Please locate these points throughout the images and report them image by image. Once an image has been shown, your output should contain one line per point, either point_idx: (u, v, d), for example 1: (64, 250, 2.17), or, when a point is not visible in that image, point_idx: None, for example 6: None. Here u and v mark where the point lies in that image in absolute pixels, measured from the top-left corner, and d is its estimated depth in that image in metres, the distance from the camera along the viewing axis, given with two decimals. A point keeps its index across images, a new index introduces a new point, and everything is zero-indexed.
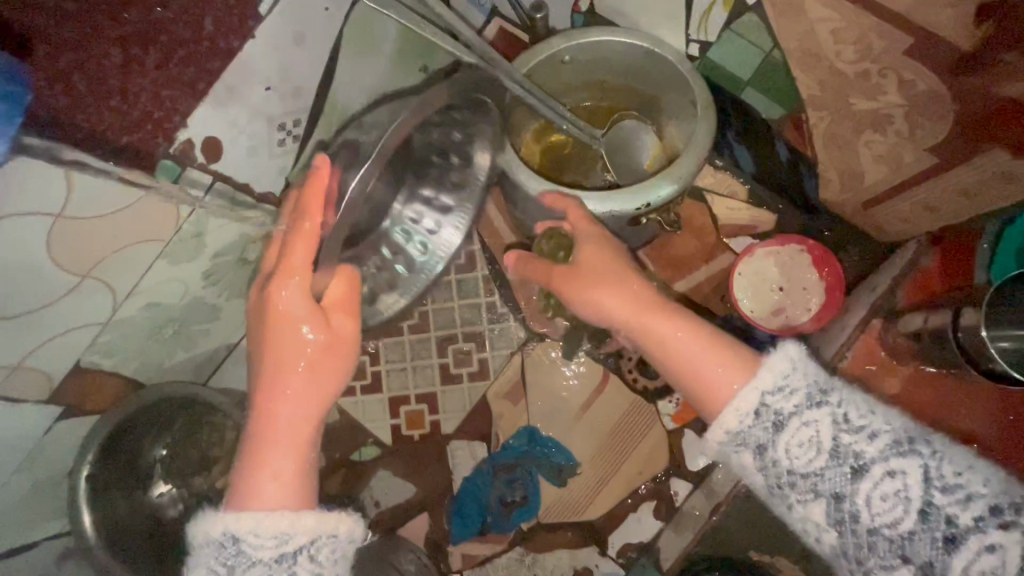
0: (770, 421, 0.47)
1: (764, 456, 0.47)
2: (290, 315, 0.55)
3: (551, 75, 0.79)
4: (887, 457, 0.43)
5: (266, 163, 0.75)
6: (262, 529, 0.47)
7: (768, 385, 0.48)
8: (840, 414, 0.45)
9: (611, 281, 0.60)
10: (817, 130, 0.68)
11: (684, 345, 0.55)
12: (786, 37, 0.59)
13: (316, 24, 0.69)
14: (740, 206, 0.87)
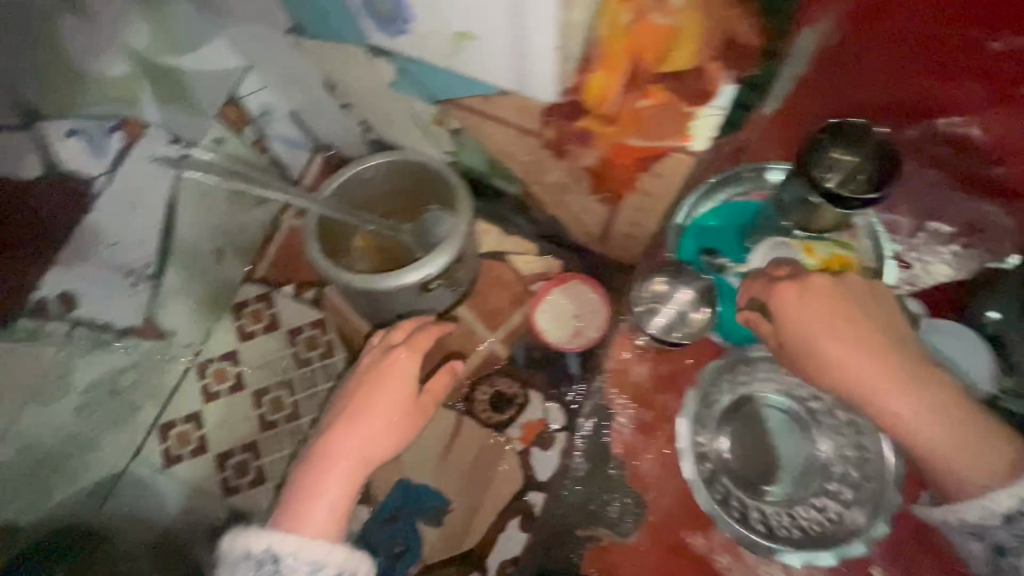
0: (1003, 519, 0.62)
1: (984, 542, 0.64)
2: (393, 390, 0.77)
3: (355, 193, 1.02)
4: (1016, 513, 0.61)
5: (121, 303, 0.90)
6: (298, 552, 0.64)
7: (996, 485, 0.62)
8: (991, 506, 0.62)
9: (847, 347, 0.66)
10: (542, 200, 0.94)
11: (908, 415, 0.64)
12: (486, 144, 0.84)
13: (149, 190, 0.88)
14: (534, 260, 1.12)
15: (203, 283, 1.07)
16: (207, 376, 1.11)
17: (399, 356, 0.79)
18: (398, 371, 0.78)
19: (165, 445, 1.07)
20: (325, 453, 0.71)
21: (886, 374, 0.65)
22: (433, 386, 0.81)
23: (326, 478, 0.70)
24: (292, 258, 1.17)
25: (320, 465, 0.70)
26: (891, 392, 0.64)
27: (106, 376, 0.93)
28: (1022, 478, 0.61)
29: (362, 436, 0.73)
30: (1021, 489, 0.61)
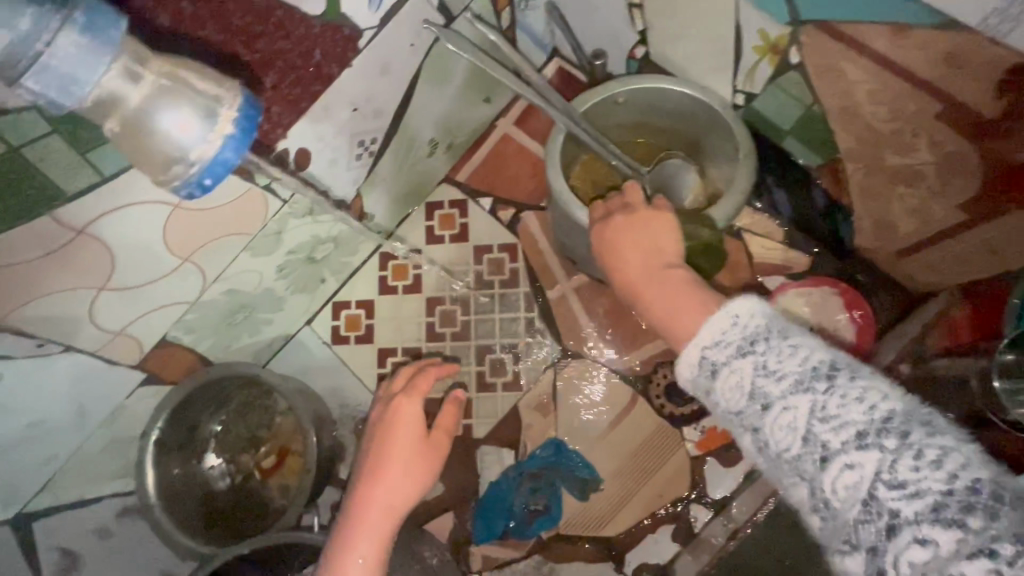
0: (764, 410, 0.44)
1: (764, 441, 0.45)
2: (408, 438, 0.65)
3: (608, 113, 0.85)
4: (849, 449, 0.40)
5: (344, 174, 0.84)
6: None
7: (711, 340, 0.48)
8: (763, 361, 0.45)
9: (641, 241, 0.65)
10: (853, 181, 0.73)
11: (679, 305, 0.56)
12: (827, 94, 0.64)
13: (403, 57, 0.78)
14: (777, 247, 0.92)
15: (411, 172, 0.99)
16: (387, 269, 1.06)
17: (407, 403, 0.67)
18: (405, 419, 0.66)
19: (335, 323, 1.05)
20: (359, 497, 0.61)
21: (695, 298, 0.57)
22: (424, 443, 0.65)
23: (361, 532, 0.59)
24: (497, 169, 1.06)
25: (353, 519, 0.60)
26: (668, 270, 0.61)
27: (309, 243, 0.90)
28: (754, 321, 0.47)
29: (395, 480, 0.62)
30: (776, 372, 0.44)
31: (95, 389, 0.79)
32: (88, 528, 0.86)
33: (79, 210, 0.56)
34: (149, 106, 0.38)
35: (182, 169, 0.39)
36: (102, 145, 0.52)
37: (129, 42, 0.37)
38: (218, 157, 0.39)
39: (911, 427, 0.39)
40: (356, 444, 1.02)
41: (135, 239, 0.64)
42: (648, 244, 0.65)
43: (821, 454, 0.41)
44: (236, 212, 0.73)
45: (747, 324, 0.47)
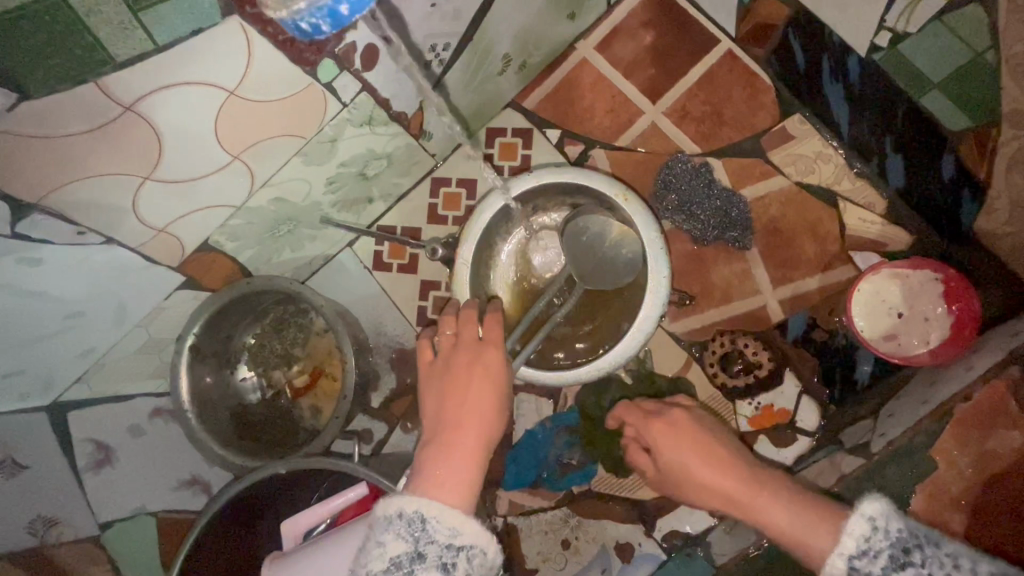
0: None
1: None
2: (498, 379, 0.64)
3: (496, 232, 0.87)
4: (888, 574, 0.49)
5: (410, 83, 0.75)
6: (442, 516, 0.53)
7: (850, 548, 0.52)
8: (926, 575, 0.48)
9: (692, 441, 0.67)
10: (1006, 148, 0.68)
11: (784, 522, 0.57)
12: (1013, 35, 0.61)
13: None
14: (876, 221, 0.83)
15: (479, 92, 0.89)
16: (438, 197, 0.99)
17: (490, 351, 0.66)
18: (491, 360, 0.65)
19: (379, 247, 1.00)
20: (451, 427, 0.61)
21: (788, 507, 0.58)
22: (501, 380, 0.65)
23: (452, 456, 0.58)
24: (571, 98, 0.95)
25: (441, 442, 0.60)
26: (766, 486, 0.60)
27: (363, 157, 0.83)
28: (892, 526, 0.51)
29: (479, 413, 0.62)
30: (877, 548, 0.50)
31: (133, 287, 0.75)
32: (122, 423, 0.86)
33: (125, 83, 0.49)
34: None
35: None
36: (157, 3, 0.44)
37: None
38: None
39: (922, 541, 0.50)
40: (390, 374, 0.99)
41: (184, 125, 0.57)
42: (712, 451, 0.65)
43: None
44: (289, 112, 0.65)
45: (889, 529, 0.51)
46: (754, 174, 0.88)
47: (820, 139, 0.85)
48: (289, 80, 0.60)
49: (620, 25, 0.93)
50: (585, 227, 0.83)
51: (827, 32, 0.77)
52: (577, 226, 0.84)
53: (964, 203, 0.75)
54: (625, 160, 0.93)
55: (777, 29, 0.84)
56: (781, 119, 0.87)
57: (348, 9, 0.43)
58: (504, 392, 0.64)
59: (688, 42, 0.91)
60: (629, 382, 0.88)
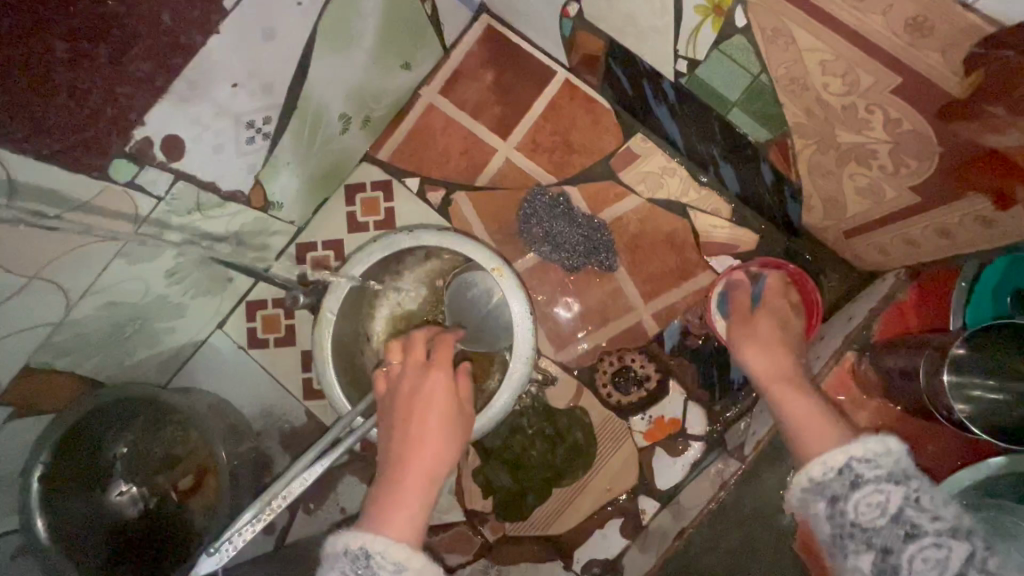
0: (849, 478, 0.48)
1: (831, 507, 0.48)
2: (443, 402, 0.62)
3: (365, 291, 0.85)
4: (883, 481, 0.46)
5: (231, 163, 0.72)
6: (388, 550, 0.51)
7: (858, 451, 0.48)
8: (914, 493, 0.44)
9: (757, 345, 0.68)
10: (803, 158, 0.67)
11: (798, 409, 0.57)
12: (774, 62, 0.56)
13: (288, 16, 0.65)
14: (724, 225, 0.87)
15: (324, 154, 0.87)
16: (306, 263, 0.95)
17: (434, 373, 0.63)
18: (433, 381, 0.63)
19: (252, 324, 0.95)
20: (403, 465, 0.58)
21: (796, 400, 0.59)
22: (444, 405, 0.62)
23: (402, 495, 0.56)
24: (424, 144, 0.95)
25: (395, 478, 0.57)
26: (796, 390, 0.60)
27: (202, 243, 0.78)
28: (886, 455, 0.47)
29: (425, 444, 0.59)
30: (836, 471, 0.48)
31: None
32: None
33: None
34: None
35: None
36: None
37: None
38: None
39: (917, 474, 0.46)
40: (285, 455, 0.94)
41: None
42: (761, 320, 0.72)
43: (851, 479, 0.47)
44: (90, 218, 0.61)
45: (883, 457, 0.47)
46: (609, 196, 0.90)
47: (662, 156, 0.89)
48: (74, 188, 0.57)
49: (458, 69, 0.93)
50: (468, 282, 0.82)
51: (634, 61, 0.77)
52: (469, 279, 0.82)
53: (789, 206, 0.77)
54: (487, 199, 0.93)
55: (598, 59, 0.83)
56: (624, 141, 0.90)
57: None
58: (451, 420, 0.62)
59: (526, 77, 0.93)
60: (525, 420, 0.87)
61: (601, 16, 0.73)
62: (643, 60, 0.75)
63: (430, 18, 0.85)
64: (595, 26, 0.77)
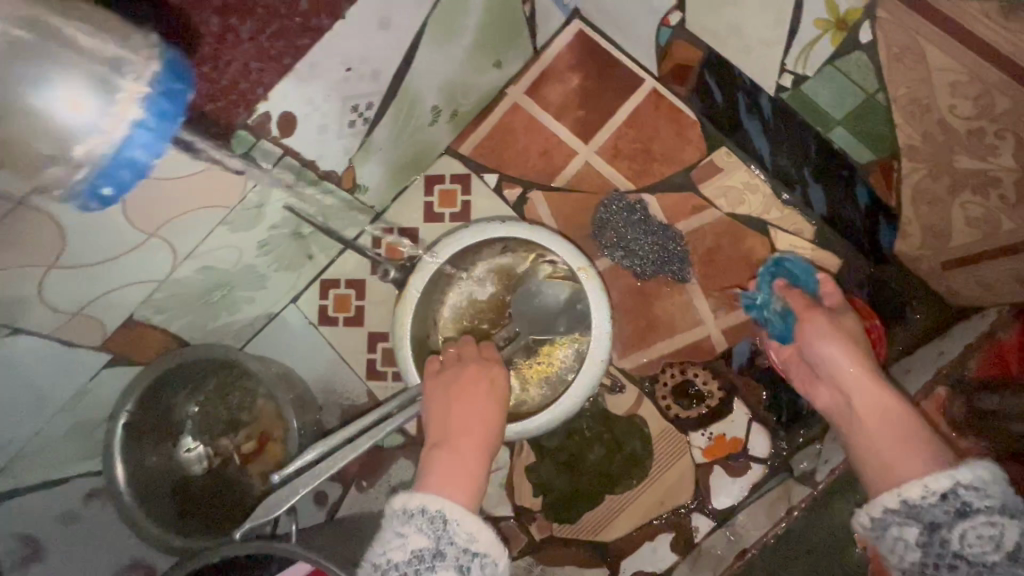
0: (954, 506, 0.49)
1: (932, 534, 0.49)
2: (493, 388, 0.71)
3: (443, 278, 0.86)
4: (996, 511, 0.47)
5: (333, 144, 0.75)
6: (462, 519, 0.56)
7: (966, 477, 0.49)
8: None
9: (837, 336, 0.68)
10: (908, 182, 0.65)
11: (888, 436, 0.58)
12: (895, 80, 0.56)
13: (404, 7, 0.67)
14: (806, 246, 0.86)
15: (411, 143, 0.89)
16: (381, 248, 0.98)
17: (491, 367, 0.73)
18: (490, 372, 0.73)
19: (323, 302, 0.98)
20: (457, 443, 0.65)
21: (889, 423, 0.60)
22: (494, 391, 0.71)
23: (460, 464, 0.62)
24: (506, 142, 0.96)
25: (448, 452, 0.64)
26: (879, 384, 0.63)
27: (293, 218, 0.81)
28: (993, 487, 0.49)
29: (477, 422, 0.68)
30: (938, 499, 0.50)
31: (51, 373, 0.71)
32: (51, 513, 0.81)
33: (2, 181, 0.46)
34: (41, 81, 0.40)
35: (143, 84, 0.41)
36: None
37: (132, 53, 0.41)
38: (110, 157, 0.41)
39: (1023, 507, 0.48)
40: None
41: (89, 213, 0.55)
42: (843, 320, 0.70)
43: (959, 509, 0.49)
44: (207, 185, 0.63)
45: (986, 482, 0.49)
46: (688, 207, 0.90)
47: (745, 171, 0.88)
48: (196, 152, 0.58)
49: (546, 71, 0.95)
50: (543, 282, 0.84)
51: (731, 73, 0.76)
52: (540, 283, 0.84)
53: (882, 230, 0.75)
54: (563, 200, 0.94)
55: (691, 69, 0.83)
56: (708, 153, 0.90)
57: (111, 189, 0.45)
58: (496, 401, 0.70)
59: (613, 83, 0.93)
60: (583, 423, 0.87)
61: (704, 25, 0.73)
62: (742, 73, 0.74)
63: (526, 19, 0.86)
64: (695, 36, 0.77)
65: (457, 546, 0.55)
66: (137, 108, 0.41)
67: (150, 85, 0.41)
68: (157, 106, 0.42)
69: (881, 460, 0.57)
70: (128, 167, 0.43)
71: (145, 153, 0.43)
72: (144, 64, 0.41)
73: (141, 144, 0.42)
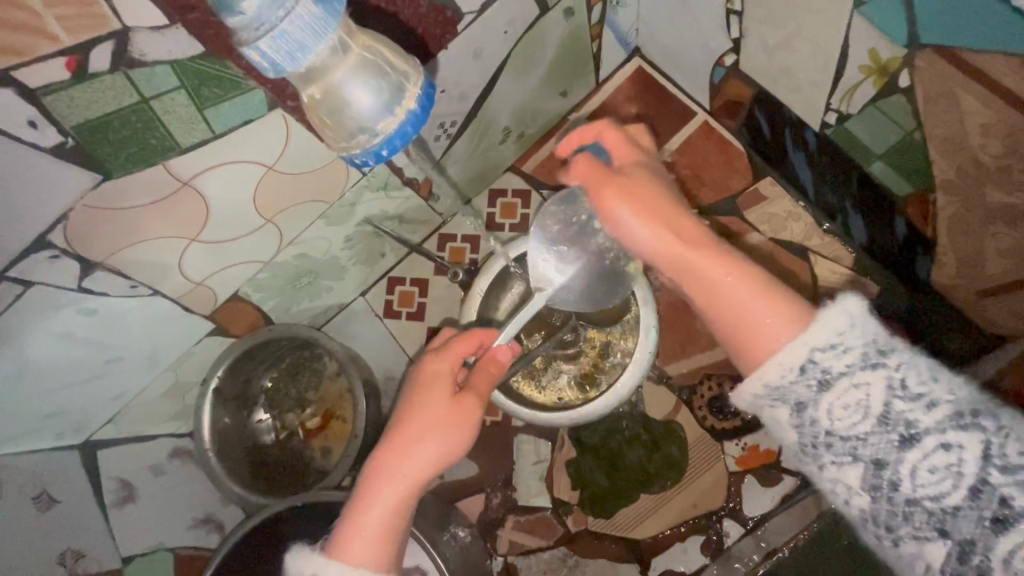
0: (816, 378, 0.48)
1: (802, 413, 0.48)
2: (439, 394, 0.61)
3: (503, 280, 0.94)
4: (855, 372, 0.46)
5: (420, 155, 0.85)
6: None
7: (819, 341, 0.48)
8: (897, 379, 0.44)
9: (643, 199, 0.59)
10: (944, 213, 0.72)
11: (737, 294, 0.54)
12: (932, 121, 0.64)
13: (495, 41, 0.77)
14: (845, 272, 0.91)
15: (482, 158, 1.00)
16: (445, 251, 1.08)
17: (431, 372, 0.63)
18: (433, 378, 0.63)
19: (389, 297, 1.08)
20: (397, 449, 0.58)
21: (748, 293, 0.54)
22: (441, 397, 0.61)
23: (367, 521, 0.56)
24: (566, 163, 1.06)
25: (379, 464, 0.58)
26: (707, 249, 0.56)
27: (377, 218, 0.91)
28: (856, 335, 0.47)
29: (418, 442, 0.59)
30: (802, 374, 0.48)
31: (167, 336, 0.82)
32: (145, 462, 0.91)
33: (183, 161, 0.58)
34: (349, 69, 0.46)
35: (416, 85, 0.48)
36: (219, 103, 0.54)
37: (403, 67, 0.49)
38: (398, 130, 0.47)
39: (896, 346, 0.46)
40: None
41: (230, 197, 0.66)
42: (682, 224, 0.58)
43: (821, 378, 0.47)
44: (317, 182, 0.74)
45: (851, 338, 0.47)
46: (733, 230, 0.96)
47: (788, 200, 0.95)
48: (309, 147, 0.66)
49: (607, 101, 1.04)
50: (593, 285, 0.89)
51: (781, 110, 0.84)
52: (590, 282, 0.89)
53: (919, 259, 0.80)
54: None
55: (742, 105, 0.91)
56: (754, 182, 0.97)
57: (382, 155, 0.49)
58: (435, 409, 0.61)
59: (668, 115, 1.02)
60: (622, 423, 0.93)
61: (758, 67, 0.81)
62: (792, 110, 0.82)
63: (594, 54, 0.96)
64: (749, 76, 0.85)
65: None
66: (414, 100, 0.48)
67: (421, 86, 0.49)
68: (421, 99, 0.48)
69: (732, 330, 0.55)
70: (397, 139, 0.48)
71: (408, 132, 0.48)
72: (414, 72, 0.49)
73: (408, 126, 0.48)
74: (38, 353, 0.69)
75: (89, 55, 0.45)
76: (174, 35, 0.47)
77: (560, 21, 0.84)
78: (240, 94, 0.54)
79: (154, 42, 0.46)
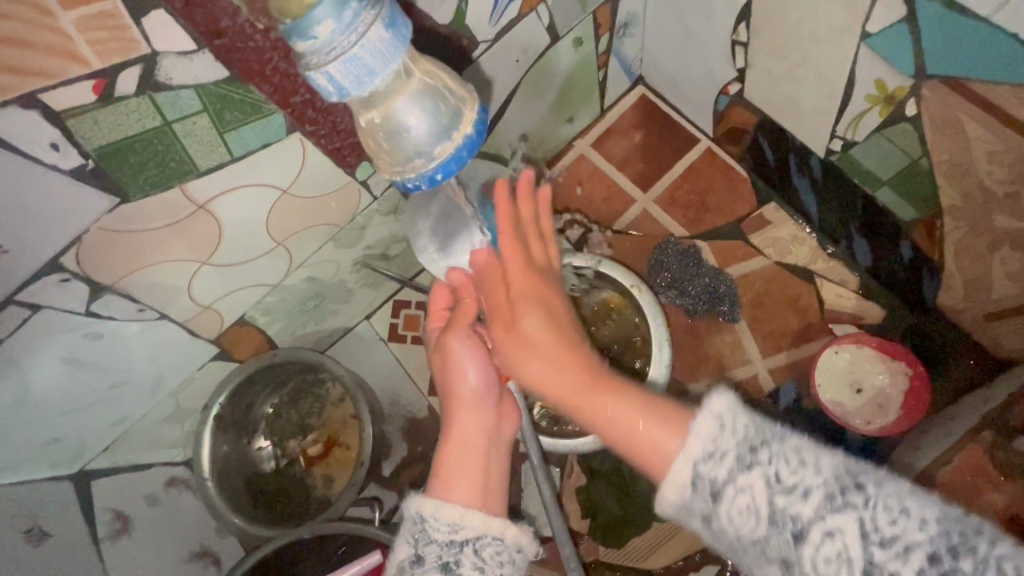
0: (789, 528, 0.38)
1: (790, 572, 0.39)
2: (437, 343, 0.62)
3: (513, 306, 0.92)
4: (823, 516, 0.37)
5: None
6: (440, 512, 0.48)
7: (698, 453, 0.42)
8: (869, 520, 0.36)
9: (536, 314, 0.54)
10: (951, 238, 0.74)
11: (621, 418, 0.47)
12: (939, 149, 0.66)
13: (507, 68, 0.78)
14: (851, 296, 0.92)
15: None
16: None
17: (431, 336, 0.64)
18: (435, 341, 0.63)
19: (394, 320, 1.06)
20: (450, 396, 0.58)
21: (648, 413, 0.47)
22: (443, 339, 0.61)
23: (452, 471, 0.52)
24: (572, 188, 1.05)
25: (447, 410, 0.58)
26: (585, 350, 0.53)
27: (386, 241, 0.89)
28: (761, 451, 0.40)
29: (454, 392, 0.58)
30: (760, 511, 0.39)
31: (172, 361, 0.81)
32: (141, 491, 0.89)
33: (201, 184, 0.58)
34: (410, 96, 0.47)
35: (473, 109, 0.49)
36: (239, 127, 0.54)
37: (462, 92, 0.50)
38: (455, 154, 0.48)
39: (768, 436, 0.41)
40: (402, 442, 1.03)
41: (243, 220, 0.66)
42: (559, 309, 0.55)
43: (793, 528, 0.38)
44: (330, 205, 0.73)
45: (736, 429, 0.41)
46: (738, 254, 0.97)
47: (793, 225, 0.96)
48: (326, 167, 0.65)
49: (611, 127, 1.05)
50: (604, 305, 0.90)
51: (786, 136, 0.85)
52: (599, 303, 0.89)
53: (926, 282, 0.81)
54: (623, 241, 1.02)
55: (746, 132, 0.92)
56: (758, 207, 0.98)
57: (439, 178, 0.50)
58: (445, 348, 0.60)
59: (673, 142, 1.04)
60: None
61: (762, 96, 0.83)
62: (797, 138, 0.83)
63: (601, 83, 0.98)
64: (754, 105, 0.87)
65: (440, 541, 0.47)
66: (471, 125, 0.49)
67: (478, 108, 0.50)
68: (479, 123, 0.49)
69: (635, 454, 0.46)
70: (454, 162, 0.49)
71: (466, 155, 0.49)
72: (472, 97, 0.50)
73: (466, 148, 0.49)
74: (41, 379, 0.67)
75: (115, 79, 0.45)
76: (201, 60, 0.47)
77: (569, 51, 0.85)
78: (260, 117, 0.54)
79: (181, 66, 0.47)
